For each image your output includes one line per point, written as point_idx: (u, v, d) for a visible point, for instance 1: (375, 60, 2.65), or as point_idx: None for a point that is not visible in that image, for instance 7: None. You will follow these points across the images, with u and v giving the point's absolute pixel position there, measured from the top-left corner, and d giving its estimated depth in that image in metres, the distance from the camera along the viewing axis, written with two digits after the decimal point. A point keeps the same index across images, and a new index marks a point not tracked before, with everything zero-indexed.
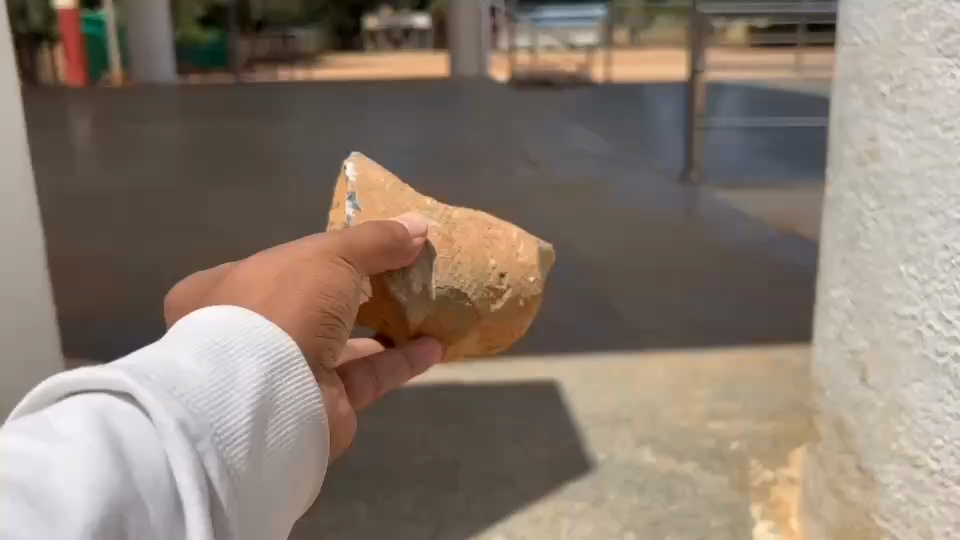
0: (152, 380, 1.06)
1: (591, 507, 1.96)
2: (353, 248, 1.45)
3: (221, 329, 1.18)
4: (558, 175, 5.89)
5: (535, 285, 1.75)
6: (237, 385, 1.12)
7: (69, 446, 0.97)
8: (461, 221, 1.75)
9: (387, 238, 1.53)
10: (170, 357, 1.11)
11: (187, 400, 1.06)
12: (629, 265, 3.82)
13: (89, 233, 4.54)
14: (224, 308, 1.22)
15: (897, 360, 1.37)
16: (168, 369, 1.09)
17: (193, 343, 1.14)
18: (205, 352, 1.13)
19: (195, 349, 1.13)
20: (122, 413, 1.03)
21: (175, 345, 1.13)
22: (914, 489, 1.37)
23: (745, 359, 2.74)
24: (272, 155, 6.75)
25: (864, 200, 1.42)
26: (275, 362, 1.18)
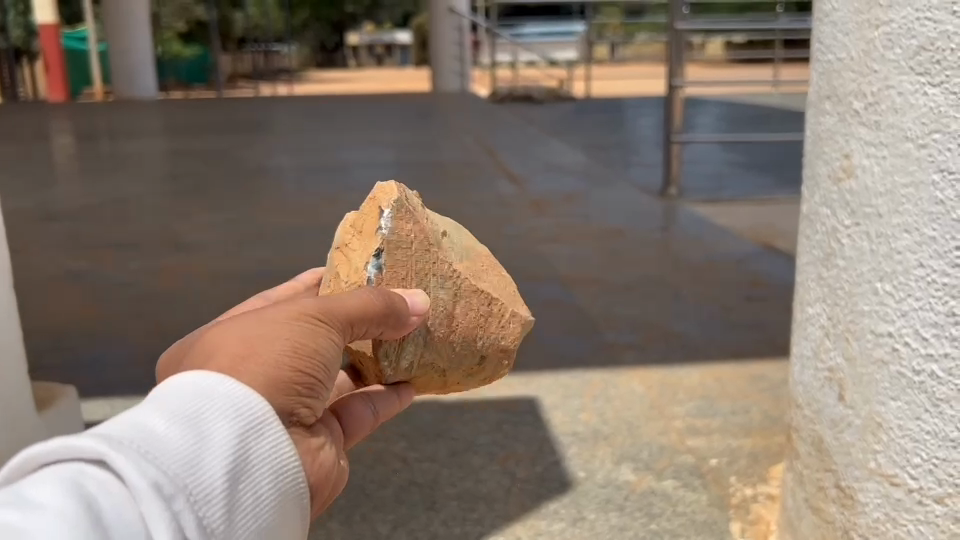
0: (129, 443, 0.87)
1: (569, 527, 1.94)
2: (337, 310, 1.17)
3: (202, 386, 0.97)
4: (537, 190, 5.91)
5: (504, 369, 1.60)
6: (224, 445, 0.92)
7: (30, 517, 0.78)
8: (475, 289, 1.52)
9: (389, 317, 1.27)
10: (137, 420, 0.91)
11: (162, 460, 0.87)
12: (608, 280, 3.82)
13: (66, 250, 4.50)
14: (200, 371, 1.00)
15: (873, 377, 1.36)
16: (137, 431, 0.89)
17: (161, 403, 0.94)
18: (183, 410, 0.93)
19: (164, 411, 0.92)
20: (98, 480, 0.83)
21: (143, 407, 0.93)
22: (893, 508, 1.37)
23: (723, 374, 2.74)
24: (252, 171, 6.74)
25: (839, 218, 1.41)
26: (259, 415, 0.98)
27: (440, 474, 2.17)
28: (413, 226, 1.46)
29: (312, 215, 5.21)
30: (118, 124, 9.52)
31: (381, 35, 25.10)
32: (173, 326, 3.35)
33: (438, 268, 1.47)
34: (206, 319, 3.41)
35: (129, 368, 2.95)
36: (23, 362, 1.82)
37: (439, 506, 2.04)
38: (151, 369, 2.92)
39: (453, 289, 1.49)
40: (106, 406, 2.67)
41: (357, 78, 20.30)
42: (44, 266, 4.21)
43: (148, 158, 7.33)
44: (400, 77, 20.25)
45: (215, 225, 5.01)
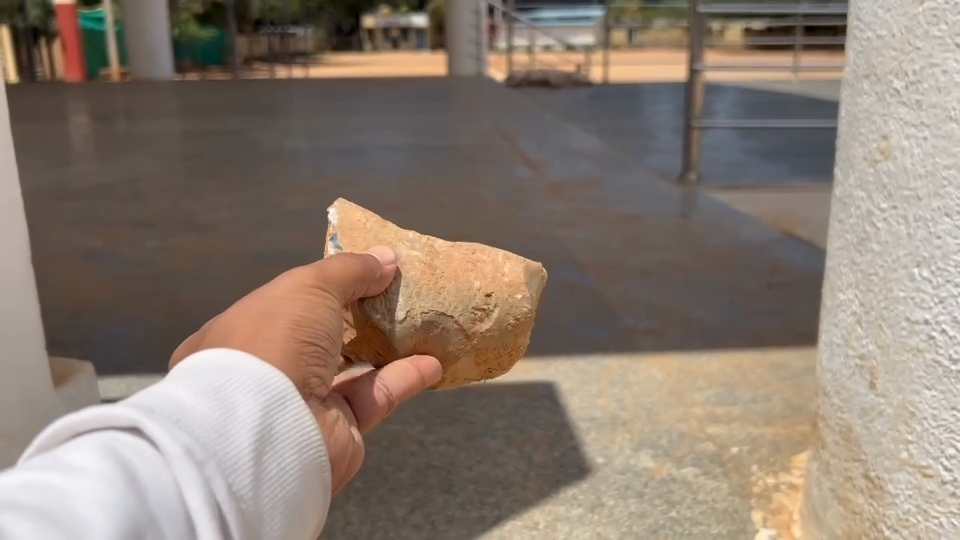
0: (158, 412, 0.87)
1: (587, 514, 1.91)
2: (325, 282, 1.21)
3: (224, 361, 0.98)
4: (554, 175, 5.87)
5: (524, 310, 1.59)
6: (248, 416, 0.93)
7: (68, 478, 0.77)
8: (446, 244, 1.62)
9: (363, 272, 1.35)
10: (164, 391, 0.91)
11: (191, 428, 0.87)
12: (626, 265, 3.78)
13: (82, 228, 4.50)
14: (217, 348, 1.01)
15: (907, 364, 1.32)
16: (164, 401, 0.90)
17: (186, 376, 0.94)
18: (207, 383, 0.94)
19: (189, 383, 0.93)
20: (131, 445, 0.83)
21: (167, 381, 0.94)
22: (924, 500, 1.33)
23: (743, 362, 2.70)
24: (268, 152, 6.72)
25: (875, 200, 1.37)
26: (280, 389, 0.99)
27: (456, 457, 2.15)
28: (362, 215, 1.61)
29: (327, 197, 5.19)
30: (134, 104, 9.52)
31: (397, 19, 25.02)
32: (188, 306, 3.33)
33: (400, 237, 1.58)
34: (222, 299, 3.40)
35: (144, 347, 2.94)
36: (41, 341, 1.75)
37: (456, 490, 2.02)
38: (166, 349, 2.91)
39: (423, 251, 1.57)
40: (121, 385, 2.66)
41: (374, 62, 20.24)
42: (60, 244, 4.21)
43: (164, 138, 7.33)
44: (416, 61, 20.18)
45: (231, 206, 5.00)
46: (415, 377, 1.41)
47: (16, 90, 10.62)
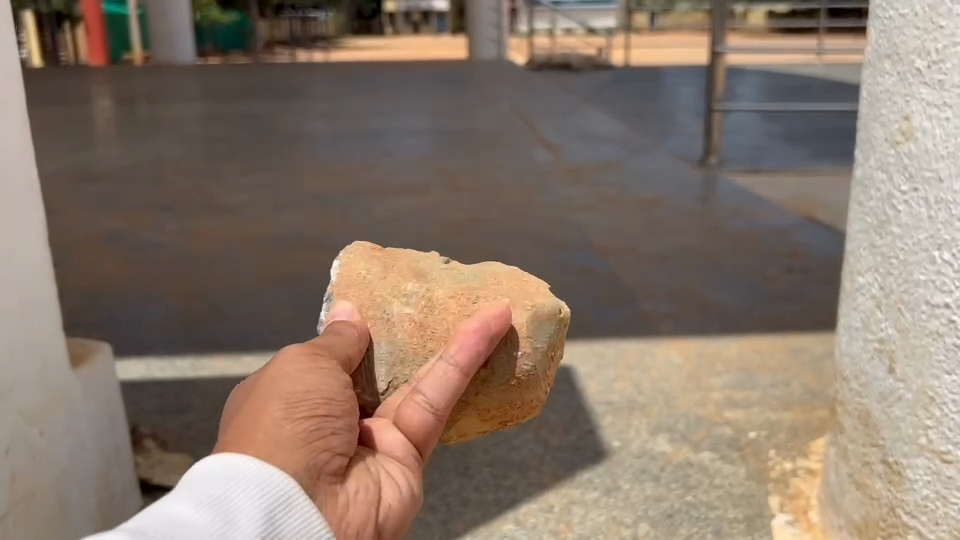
0: (152, 535, 0.83)
1: (603, 497, 1.91)
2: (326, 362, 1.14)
3: (223, 473, 0.94)
4: (574, 158, 5.84)
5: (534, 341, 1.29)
6: (247, 528, 0.89)
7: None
8: (454, 288, 1.33)
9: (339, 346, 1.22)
10: (163, 511, 0.88)
11: None
12: (645, 250, 3.76)
13: (104, 211, 4.54)
14: (217, 456, 0.98)
15: (927, 349, 1.31)
16: (160, 522, 0.86)
17: (185, 494, 0.91)
18: (206, 498, 0.90)
19: (186, 500, 0.89)
20: None
21: (165, 501, 0.90)
22: (943, 485, 1.32)
23: (761, 347, 2.68)
24: (287, 136, 6.74)
25: (895, 182, 1.35)
26: (281, 495, 0.95)
27: (472, 439, 2.15)
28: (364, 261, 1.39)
29: (345, 181, 5.19)
30: (156, 87, 9.58)
31: (417, 2, 24.99)
32: (209, 288, 3.36)
33: (396, 287, 1.34)
34: (242, 283, 3.42)
35: (163, 329, 2.96)
36: (60, 325, 1.72)
37: (472, 473, 2.02)
38: (186, 331, 2.93)
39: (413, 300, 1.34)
40: (141, 365, 2.68)
41: (394, 46, 20.20)
42: (82, 226, 4.25)
43: (186, 122, 7.37)
44: (436, 45, 20.14)
45: (251, 189, 5.02)
46: (454, 373, 1.17)
47: (39, 75, 10.71)
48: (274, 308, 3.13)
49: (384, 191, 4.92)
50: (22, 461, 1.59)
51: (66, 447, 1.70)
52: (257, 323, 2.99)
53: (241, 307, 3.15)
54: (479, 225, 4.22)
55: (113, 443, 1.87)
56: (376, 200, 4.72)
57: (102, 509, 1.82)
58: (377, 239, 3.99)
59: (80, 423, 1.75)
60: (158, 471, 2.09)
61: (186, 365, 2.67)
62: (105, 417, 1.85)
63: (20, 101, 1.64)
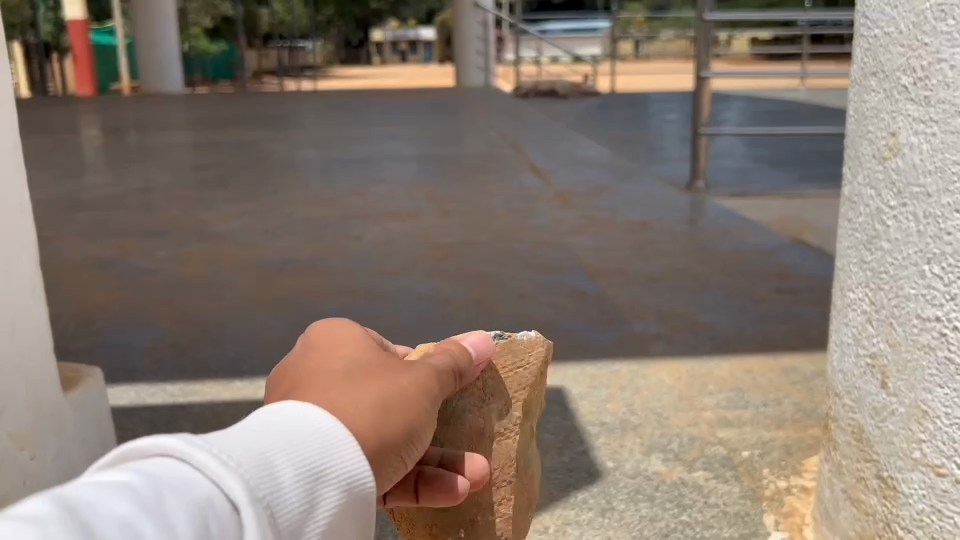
0: (255, 492, 0.82)
1: (598, 518, 1.90)
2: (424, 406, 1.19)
3: (322, 444, 0.94)
4: (562, 183, 5.88)
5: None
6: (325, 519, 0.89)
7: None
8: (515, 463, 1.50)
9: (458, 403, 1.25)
10: (269, 457, 0.87)
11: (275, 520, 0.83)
12: (635, 272, 3.78)
13: (93, 238, 4.53)
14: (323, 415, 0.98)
15: (919, 363, 1.31)
16: (265, 472, 0.85)
17: (290, 445, 0.91)
18: (305, 468, 0.90)
19: (291, 457, 0.89)
20: (215, 523, 0.77)
21: (271, 438, 0.89)
22: (939, 499, 1.31)
23: (751, 366, 2.69)
24: (276, 163, 6.76)
25: (884, 198, 1.37)
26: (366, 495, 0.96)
27: None
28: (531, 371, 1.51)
29: (336, 206, 5.21)
30: (145, 116, 9.61)
31: (405, 32, 25.23)
32: (200, 314, 3.35)
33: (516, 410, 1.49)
34: (234, 308, 3.41)
35: (153, 355, 2.94)
36: (50, 347, 1.71)
37: None
38: (177, 357, 2.92)
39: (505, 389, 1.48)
40: (131, 391, 2.66)
41: (381, 75, 20.32)
42: (72, 253, 4.24)
43: (174, 151, 7.38)
44: (423, 74, 20.28)
45: (241, 215, 5.02)
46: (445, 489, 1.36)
47: (25, 105, 10.70)
48: (265, 333, 3.12)
49: (374, 216, 4.93)
50: (11, 485, 1.57)
51: (55, 471, 1.67)
52: (248, 348, 2.98)
53: (233, 333, 3.14)
54: (470, 248, 4.24)
55: None
56: (367, 225, 4.73)
57: None
58: (369, 264, 4.01)
59: (70, 447, 1.73)
60: None
61: (177, 391, 2.66)
62: (94, 440, 1.82)
63: (12, 121, 1.64)
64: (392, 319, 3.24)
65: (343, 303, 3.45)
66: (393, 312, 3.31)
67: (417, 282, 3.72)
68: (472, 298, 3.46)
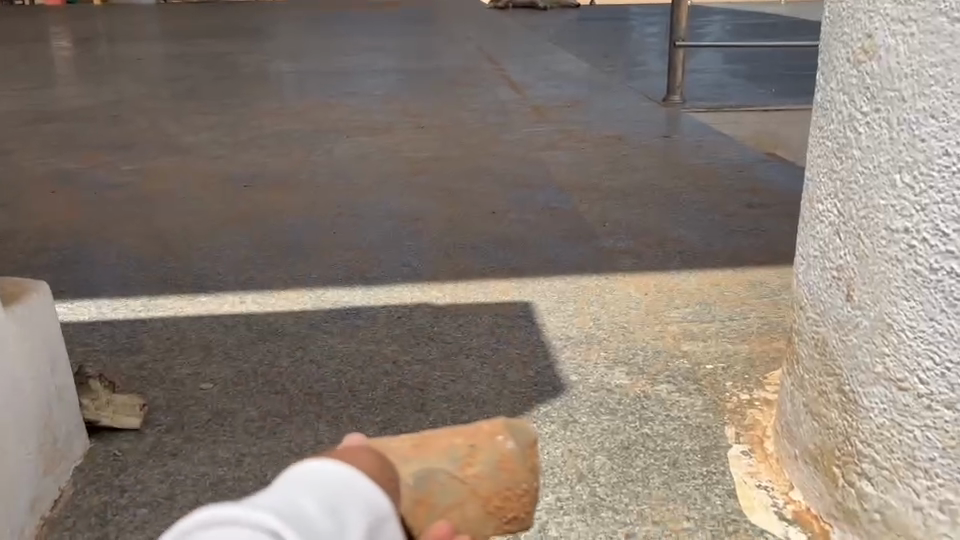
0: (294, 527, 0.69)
1: (559, 431, 1.86)
2: (442, 497, 0.99)
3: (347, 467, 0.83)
4: (537, 96, 5.76)
5: (516, 444, 1.05)
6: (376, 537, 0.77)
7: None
8: None
9: (505, 525, 1.04)
10: (296, 494, 0.75)
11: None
12: (607, 186, 3.72)
13: (53, 150, 4.38)
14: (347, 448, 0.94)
15: (887, 276, 1.28)
16: (302, 502, 0.74)
17: (319, 477, 0.80)
18: (336, 490, 0.78)
19: (321, 485, 0.78)
20: None
21: (294, 483, 0.78)
22: (899, 413, 1.30)
23: (719, 280, 2.67)
24: (245, 74, 6.55)
25: (857, 104, 1.31)
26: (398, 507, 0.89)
27: (429, 376, 2.13)
28: None
29: (307, 119, 5.07)
30: (110, 27, 9.28)
31: None
32: (164, 228, 3.27)
33: None
34: (199, 222, 3.32)
35: (117, 269, 2.87)
36: None
37: (429, 409, 1.99)
38: (139, 271, 2.85)
39: None
40: (92, 306, 2.59)
41: None
42: (35, 166, 4.11)
43: (140, 61, 7.13)
44: None
45: (209, 127, 4.88)
46: None
47: None
48: (232, 247, 3.05)
49: (345, 130, 4.81)
50: None
51: None
52: (215, 263, 2.92)
53: (198, 247, 3.07)
54: (441, 162, 4.16)
55: (54, 385, 1.73)
56: (338, 138, 4.61)
57: (43, 455, 1.66)
58: (338, 177, 3.92)
59: (13, 362, 1.58)
60: (107, 412, 1.91)
61: (139, 305, 2.59)
62: (43, 358, 1.70)
63: None
64: (361, 233, 3.17)
65: (310, 217, 3.38)
66: (361, 227, 3.24)
67: (388, 196, 3.64)
68: (443, 213, 3.40)
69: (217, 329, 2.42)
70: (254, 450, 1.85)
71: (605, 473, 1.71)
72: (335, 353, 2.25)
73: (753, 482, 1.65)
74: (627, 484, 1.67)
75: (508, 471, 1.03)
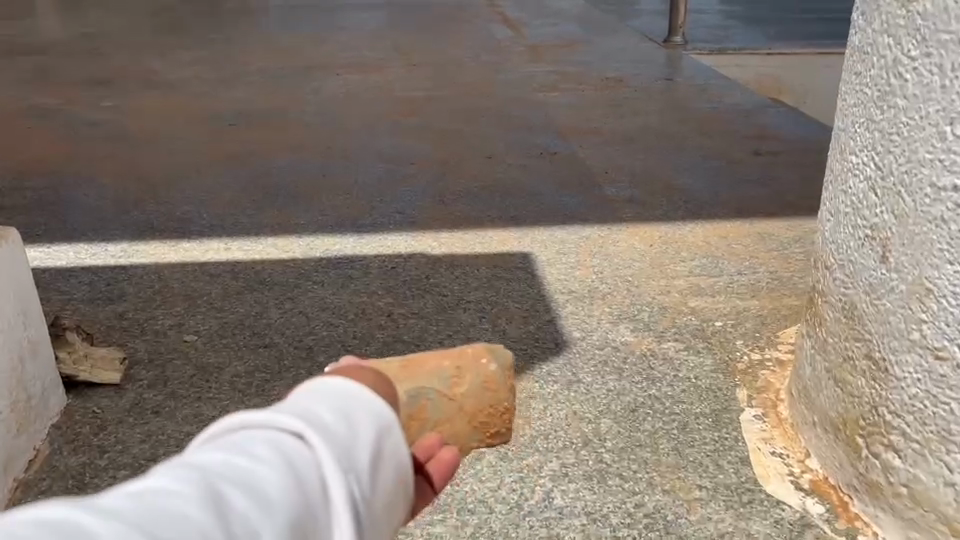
0: (317, 429, 0.70)
1: (563, 391, 1.77)
2: (435, 412, 0.96)
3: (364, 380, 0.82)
4: (534, 35, 5.57)
5: (497, 365, 1.05)
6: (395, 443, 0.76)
7: (223, 517, 0.59)
8: None
9: (486, 440, 1.03)
10: (319, 396, 0.75)
11: (349, 451, 0.70)
12: (607, 131, 3.59)
13: (29, 85, 4.19)
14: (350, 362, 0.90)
15: (929, 236, 1.18)
16: (323, 402, 0.74)
17: (341, 383, 0.79)
18: (360, 396, 0.77)
19: (343, 388, 0.78)
20: (284, 462, 0.65)
21: (319, 385, 0.77)
22: (934, 384, 1.21)
23: (727, 231, 2.57)
24: (230, 8, 6.31)
25: (904, 47, 1.19)
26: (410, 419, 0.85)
27: (426, 330, 2.04)
28: None
29: (295, 55, 4.87)
30: None
31: None
32: (145, 169, 3.12)
33: None
34: (183, 163, 3.18)
35: (96, 212, 2.74)
36: None
37: None
38: (120, 214, 2.72)
39: None
40: (70, 251, 2.47)
41: None
42: (9, 101, 3.93)
43: None
44: None
45: (193, 63, 4.69)
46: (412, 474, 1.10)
47: None
48: (218, 190, 2.92)
49: (336, 67, 4.63)
50: None
51: None
52: (199, 207, 2.79)
53: (182, 190, 2.93)
54: (436, 103, 4.00)
55: (26, 338, 1.60)
56: (328, 76, 4.43)
57: (15, 414, 1.54)
58: (328, 117, 3.76)
59: None
60: (85, 366, 1.80)
61: (119, 251, 2.47)
62: (15, 310, 1.57)
63: None
64: (353, 178, 3.04)
65: (299, 159, 3.24)
66: (351, 171, 3.11)
67: (380, 138, 3.50)
68: (438, 157, 3.26)
69: (202, 277, 2.30)
70: (242, 407, 1.75)
71: (612, 438, 1.62)
72: (327, 305, 2.15)
73: (767, 449, 1.58)
74: (635, 450, 1.59)
75: (491, 389, 1.03)
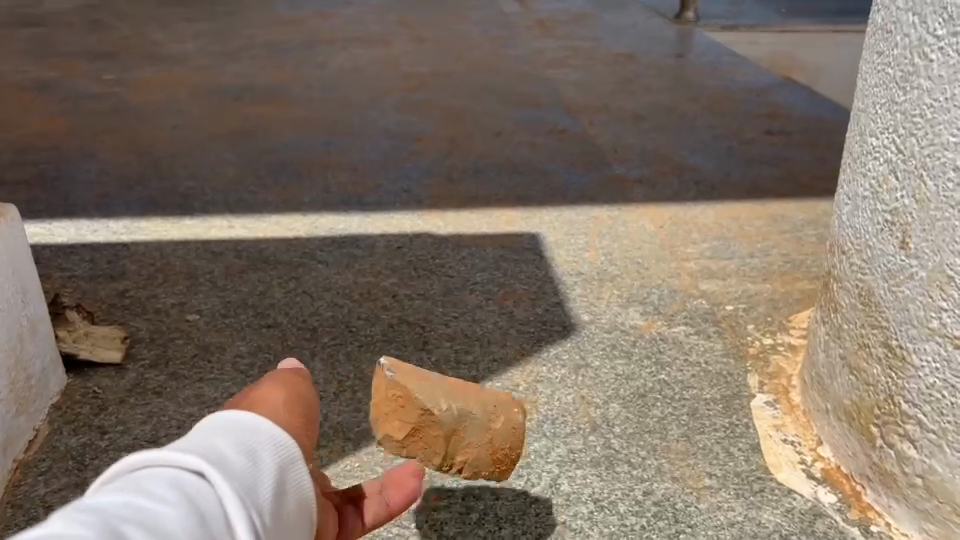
0: (215, 466, 0.80)
1: (571, 375, 1.75)
2: (471, 436, 1.26)
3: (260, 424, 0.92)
4: (543, 10, 5.49)
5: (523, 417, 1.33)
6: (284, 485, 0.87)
7: (158, 536, 0.68)
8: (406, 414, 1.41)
9: (496, 471, 1.30)
10: (214, 437, 0.85)
11: (243, 487, 0.80)
12: (617, 109, 3.54)
13: (33, 57, 4.15)
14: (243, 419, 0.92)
15: (952, 222, 1.15)
16: (219, 445, 0.84)
17: (239, 431, 0.89)
18: (250, 441, 0.87)
19: (234, 434, 0.88)
20: (186, 494, 0.74)
21: (216, 430, 0.87)
22: (954, 375, 1.18)
23: (739, 212, 2.53)
24: None
25: (930, 26, 1.15)
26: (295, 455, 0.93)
27: (432, 312, 2.01)
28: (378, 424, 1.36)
29: (300, 29, 4.82)
30: None
31: None
32: (149, 144, 3.09)
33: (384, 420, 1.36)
34: (187, 139, 3.14)
35: (100, 188, 2.71)
36: None
37: (432, 347, 1.87)
38: (123, 190, 2.69)
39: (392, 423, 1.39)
40: (73, 227, 2.44)
41: None
42: (11, 74, 3.88)
43: None
44: None
45: (198, 36, 4.63)
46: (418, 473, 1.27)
47: None
48: (222, 167, 2.89)
49: (342, 42, 4.58)
50: None
51: None
52: (204, 183, 2.75)
53: (186, 166, 2.90)
54: (443, 79, 3.95)
55: (26, 316, 1.58)
56: (333, 50, 4.37)
57: (14, 392, 1.52)
58: (334, 93, 3.72)
59: None
60: (87, 344, 1.78)
61: (122, 228, 2.44)
62: (15, 288, 1.54)
63: None
64: (359, 155, 3.01)
65: (305, 135, 3.20)
66: (357, 148, 3.08)
67: (387, 114, 3.45)
68: (445, 134, 3.22)
69: (206, 256, 2.27)
70: (245, 389, 1.72)
71: (620, 424, 1.60)
72: (332, 285, 2.12)
73: (778, 437, 1.55)
74: (644, 436, 1.56)
75: (516, 434, 1.30)
